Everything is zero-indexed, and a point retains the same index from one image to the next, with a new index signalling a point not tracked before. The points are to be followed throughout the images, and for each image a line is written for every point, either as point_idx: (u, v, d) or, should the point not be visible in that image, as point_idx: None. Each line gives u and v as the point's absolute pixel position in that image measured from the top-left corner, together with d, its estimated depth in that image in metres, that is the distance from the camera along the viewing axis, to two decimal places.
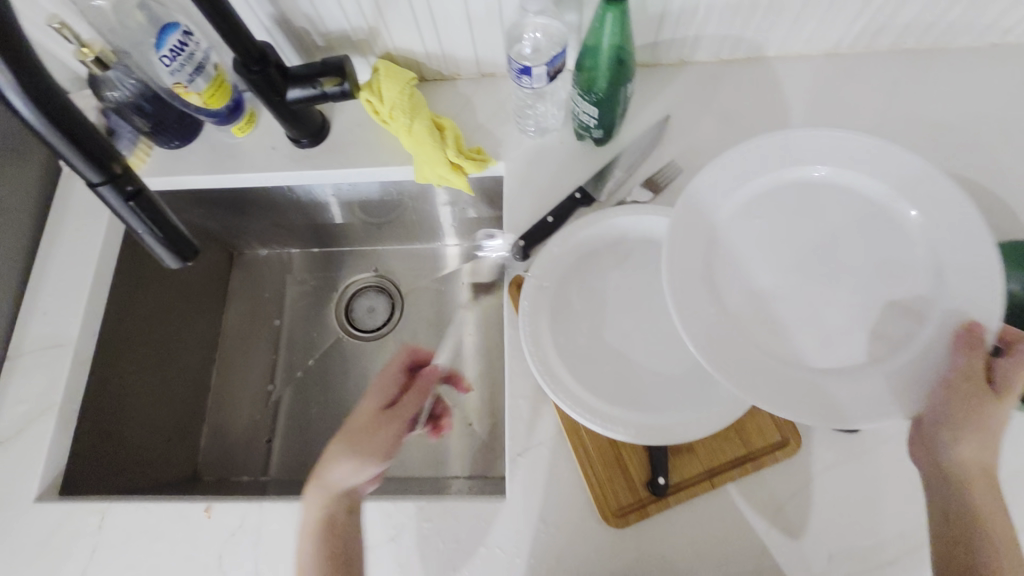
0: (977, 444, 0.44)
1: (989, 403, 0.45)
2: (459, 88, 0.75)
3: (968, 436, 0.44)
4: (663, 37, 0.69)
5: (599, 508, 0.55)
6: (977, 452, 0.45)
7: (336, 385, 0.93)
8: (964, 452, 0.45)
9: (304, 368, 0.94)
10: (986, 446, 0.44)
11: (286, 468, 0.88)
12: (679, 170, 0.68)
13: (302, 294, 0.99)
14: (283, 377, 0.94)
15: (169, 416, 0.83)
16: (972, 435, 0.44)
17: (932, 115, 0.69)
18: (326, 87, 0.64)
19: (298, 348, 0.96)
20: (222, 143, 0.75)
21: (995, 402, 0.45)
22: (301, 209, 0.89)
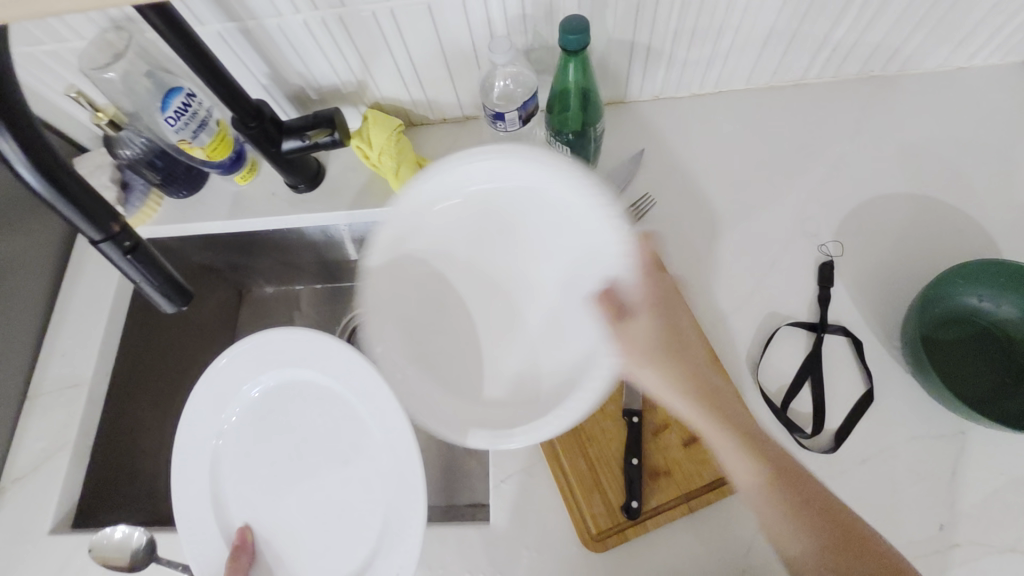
0: (656, 354, 0.50)
1: (627, 327, 0.51)
2: (445, 131, 0.79)
3: (646, 353, 0.50)
4: (633, 76, 0.73)
5: (579, 533, 0.56)
6: (659, 362, 0.50)
7: None
8: (652, 373, 0.50)
9: None
10: (659, 353, 0.50)
11: None
12: (654, 202, 0.71)
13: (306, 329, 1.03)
14: None
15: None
16: (644, 350, 0.50)
17: (902, 138, 0.71)
18: (316, 139, 0.69)
19: None
20: (225, 191, 0.80)
21: (629, 325, 0.51)
22: (303, 249, 0.94)
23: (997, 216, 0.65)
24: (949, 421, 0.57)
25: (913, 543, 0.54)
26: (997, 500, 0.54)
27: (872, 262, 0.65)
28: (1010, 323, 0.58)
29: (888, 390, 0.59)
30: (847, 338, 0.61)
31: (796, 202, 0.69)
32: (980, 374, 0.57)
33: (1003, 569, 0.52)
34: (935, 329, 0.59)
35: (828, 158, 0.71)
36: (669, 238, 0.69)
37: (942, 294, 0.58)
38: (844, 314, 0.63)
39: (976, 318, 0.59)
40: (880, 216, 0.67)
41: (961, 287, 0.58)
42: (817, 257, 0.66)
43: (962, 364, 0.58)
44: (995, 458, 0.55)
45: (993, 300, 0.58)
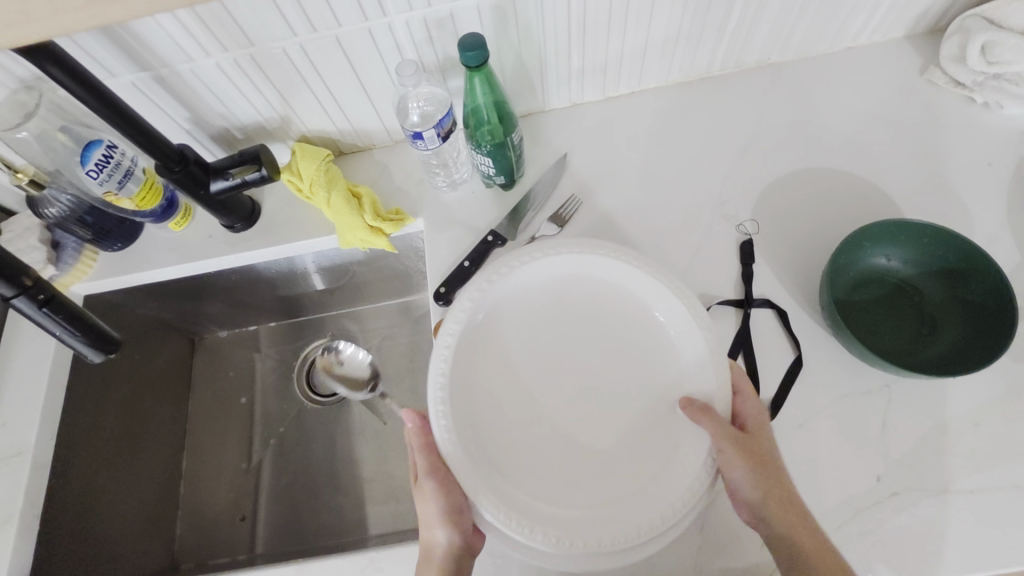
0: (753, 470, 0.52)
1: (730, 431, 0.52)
2: (375, 157, 0.81)
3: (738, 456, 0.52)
4: (548, 86, 0.76)
5: None
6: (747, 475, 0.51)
7: (309, 450, 0.94)
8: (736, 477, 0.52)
9: (277, 436, 0.96)
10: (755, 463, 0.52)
11: (266, 543, 0.89)
12: (581, 202, 0.73)
13: (267, 368, 1.01)
14: (255, 452, 0.95)
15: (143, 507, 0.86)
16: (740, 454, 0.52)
17: (803, 118, 0.75)
18: (243, 176, 0.70)
19: (269, 420, 0.97)
20: (162, 239, 0.80)
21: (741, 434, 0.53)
22: (253, 288, 0.93)
23: (897, 179, 0.70)
24: (873, 376, 0.60)
25: (854, 497, 0.55)
26: (927, 445, 0.57)
27: (788, 236, 0.68)
28: (919, 278, 0.62)
29: (815, 354, 0.62)
30: (773, 311, 0.64)
31: (714, 187, 0.72)
32: (897, 327, 0.61)
33: (939, 511, 0.54)
34: (850, 291, 0.62)
35: (738, 144, 0.75)
36: (599, 235, 0.71)
37: (852, 257, 0.62)
38: (768, 287, 0.66)
39: (886, 276, 0.62)
40: (792, 193, 0.71)
41: (868, 248, 0.62)
42: (737, 237, 0.69)
43: (879, 321, 0.61)
44: (920, 405, 0.58)
45: (899, 258, 0.62)
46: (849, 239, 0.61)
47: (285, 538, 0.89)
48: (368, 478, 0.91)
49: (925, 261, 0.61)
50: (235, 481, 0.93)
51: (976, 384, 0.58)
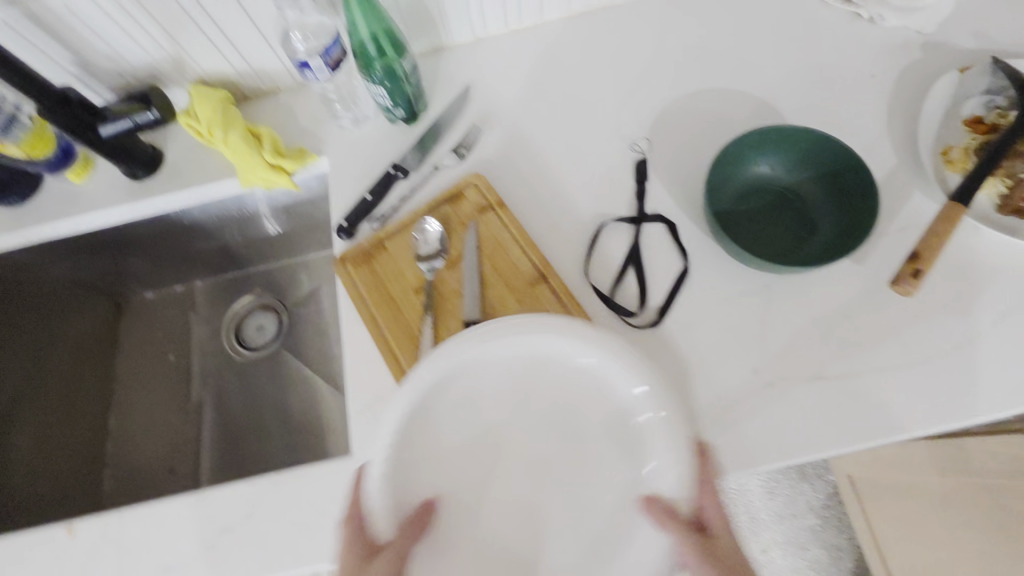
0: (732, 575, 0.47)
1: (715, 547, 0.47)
2: (280, 99, 0.80)
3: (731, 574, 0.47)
4: (449, 18, 0.76)
5: None
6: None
7: (248, 388, 0.96)
8: None
9: (217, 376, 0.98)
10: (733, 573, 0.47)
11: (211, 475, 0.91)
12: (482, 131, 0.74)
13: (201, 319, 1.02)
14: (194, 393, 0.97)
15: (57, 465, 0.86)
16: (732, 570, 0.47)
17: (702, 41, 0.76)
18: (134, 117, 0.69)
19: (210, 361, 0.99)
20: (62, 192, 0.78)
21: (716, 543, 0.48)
22: (166, 245, 0.91)
23: (787, 95, 0.71)
24: (752, 280, 0.62)
25: (730, 389, 0.58)
26: (801, 338, 0.60)
27: (682, 154, 0.69)
28: (802, 184, 0.64)
29: (701, 262, 0.64)
30: (664, 225, 0.66)
31: (611, 110, 0.73)
32: (779, 231, 0.63)
33: (809, 397, 0.57)
34: (736, 201, 0.64)
35: (638, 69, 0.76)
36: (499, 164, 0.72)
37: (736, 169, 0.64)
38: (660, 203, 0.67)
39: (770, 185, 0.64)
40: (687, 112, 0.72)
41: (751, 159, 0.64)
42: (633, 158, 0.70)
43: (762, 228, 0.64)
44: (795, 303, 0.61)
45: (782, 166, 0.64)
46: (731, 150, 0.63)
47: (230, 468, 0.91)
48: (299, 425, 0.91)
49: (806, 167, 0.63)
50: (168, 436, 0.93)
51: (847, 281, 0.61)
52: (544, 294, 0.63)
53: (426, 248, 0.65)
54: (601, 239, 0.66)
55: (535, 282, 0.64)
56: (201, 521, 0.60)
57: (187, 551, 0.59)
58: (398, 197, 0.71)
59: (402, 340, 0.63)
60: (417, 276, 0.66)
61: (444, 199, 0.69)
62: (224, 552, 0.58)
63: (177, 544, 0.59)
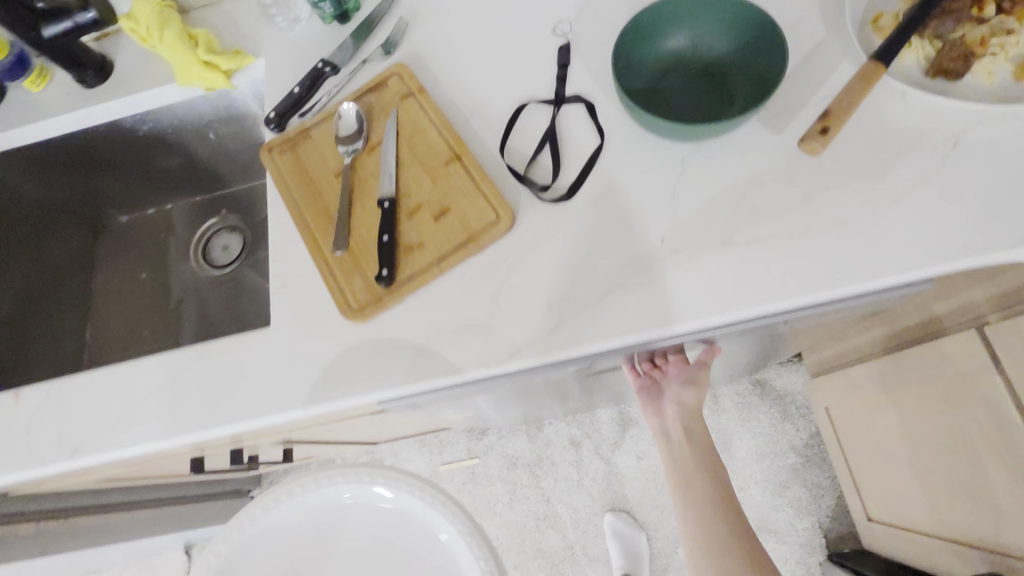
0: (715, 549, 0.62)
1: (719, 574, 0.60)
2: (222, 5, 0.81)
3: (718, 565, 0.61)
4: None
5: (341, 311, 0.60)
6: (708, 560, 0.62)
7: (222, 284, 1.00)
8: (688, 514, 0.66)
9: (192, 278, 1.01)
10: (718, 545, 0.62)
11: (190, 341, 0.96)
12: (409, 25, 0.74)
13: (175, 237, 1.05)
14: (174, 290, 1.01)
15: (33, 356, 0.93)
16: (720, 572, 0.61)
17: None
18: (74, 19, 0.71)
19: (183, 271, 1.02)
20: (22, 102, 0.82)
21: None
22: (130, 161, 0.94)
23: None
24: (667, 152, 0.61)
25: (636, 257, 0.58)
26: (712, 207, 0.58)
27: (608, 35, 0.68)
28: (722, 56, 0.62)
29: (618, 138, 0.63)
30: (583, 104, 0.64)
31: None
32: (698, 105, 0.62)
33: (713, 262, 0.56)
34: (655, 77, 0.63)
35: None
36: (426, 55, 0.72)
37: (654, 42, 0.62)
38: (582, 83, 0.66)
39: (690, 59, 0.63)
40: None
41: (670, 31, 0.62)
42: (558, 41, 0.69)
43: (681, 102, 0.63)
44: (709, 172, 0.59)
45: (702, 37, 0.62)
46: (648, 21, 0.61)
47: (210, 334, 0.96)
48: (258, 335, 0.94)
49: (726, 37, 0.61)
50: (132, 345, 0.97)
51: (764, 149, 0.59)
52: (456, 171, 0.63)
53: (346, 133, 0.66)
54: (520, 119, 0.65)
55: (449, 160, 0.64)
56: (133, 388, 0.63)
57: (119, 413, 0.63)
58: (329, 92, 0.72)
59: (319, 218, 0.64)
60: (337, 159, 0.67)
61: (367, 88, 0.69)
62: (151, 413, 0.62)
63: (110, 406, 0.63)
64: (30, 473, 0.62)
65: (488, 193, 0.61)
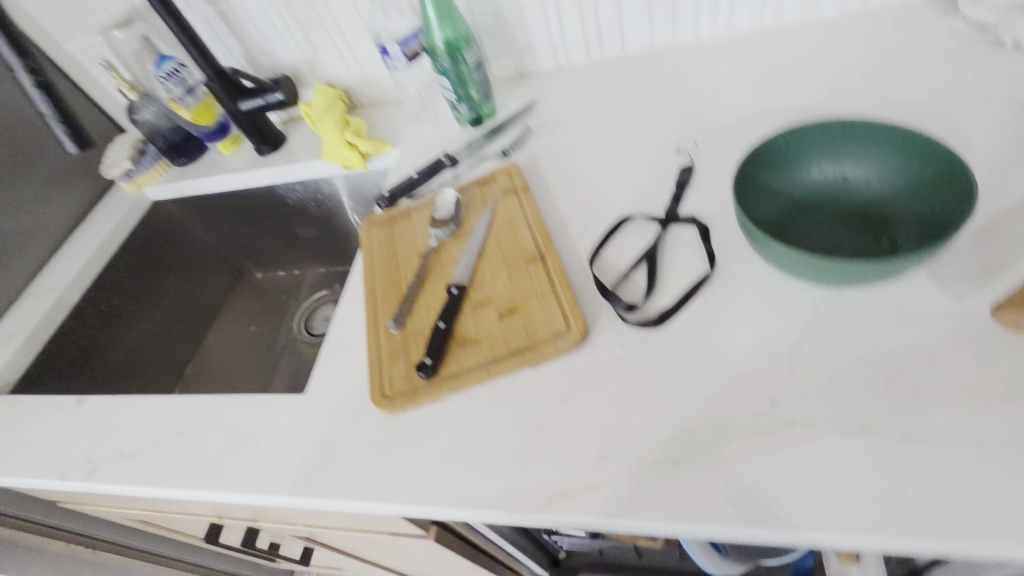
0: None
1: None
2: (384, 107, 0.91)
3: None
4: (535, 40, 0.81)
5: (373, 396, 0.53)
6: None
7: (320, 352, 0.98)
8: None
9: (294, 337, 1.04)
10: None
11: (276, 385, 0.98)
12: (532, 133, 0.74)
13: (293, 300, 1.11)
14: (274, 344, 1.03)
15: (157, 365, 0.98)
16: None
17: (791, 66, 0.69)
18: (266, 96, 0.84)
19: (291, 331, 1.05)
20: (213, 161, 0.97)
21: None
22: (277, 225, 1.04)
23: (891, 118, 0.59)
24: (799, 294, 0.47)
25: (737, 417, 0.43)
26: (851, 375, 0.42)
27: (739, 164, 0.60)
28: (890, 199, 0.49)
29: (733, 268, 0.51)
30: (697, 228, 0.55)
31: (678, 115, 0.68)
32: (846, 249, 0.49)
33: (852, 452, 0.39)
34: (795, 210, 0.52)
35: (709, 89, 0.70)
36: (540, 161, 0.69)
37: (798, 165, 0.51)
38: (699, 207, 0.57)
39: (842, 198, 0.51)
40: (759, 125, 0.64)
41: (821, 158, 0.51)
42: (679, 162, 0.62)
43: (824, 240, 0.50)
44: (859, 327, 0.43)
45: (862, 173, 0.50)
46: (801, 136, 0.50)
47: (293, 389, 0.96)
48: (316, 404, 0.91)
49: (902, 179, 0.49)
50: (236, 371, 1.00)
51: (947, 317, 0.42)
52: (536, 271, 0.56)
53: (441, 220, 0.65)
54: (620, 235, 0.58)
55: (531, 259, 0.57)
56: (166, 424, 0.60)
57: (143, 445, 0.60)
58: (439, 183, 0.73)
59: (387, 290, 0.61)
60: (425, 240, 0.64)
61: (476, 182, 0.69)
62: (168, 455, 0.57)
63: (138, 437, 0.60)
64: (47, 480, 0.61)
65: (564, 299, 0.53)
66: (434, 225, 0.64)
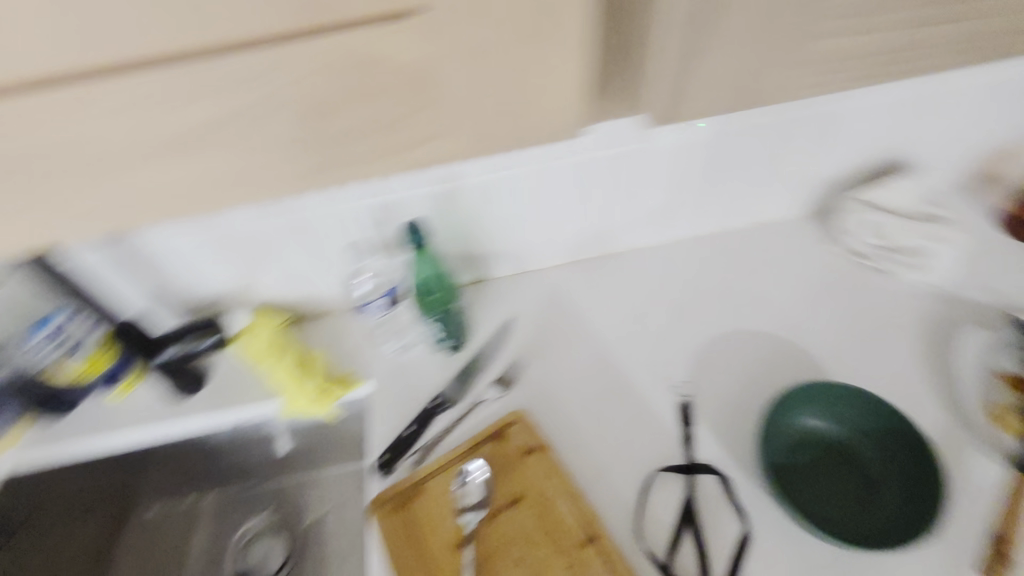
0: None
1: None
2: (329, 323, 0.81)
3: None
4: (499, 254, 0.81)
5: None
6: None
7: None
8: None
9: None
10: None
11: None
12: (526, 364, 0.76)
13: (201, 541, 0.90)
14: None
15: None
16: None
17: (728, 282, 0.82)
18: (199, 342, 0.75)
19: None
20: (101, 407, 0.76)
21: None
22: (185, 459, 0.84)
23: (818, 342, 0.75)
24: (819, 553, 0.58)
25: None
26: None
27: (727, 400, 0.70)
28: (869, 447, 0.62)
29: (761, 527, 0.60)
30: (716, 475, 0.63)
31: (655, 343, 0.76)
32: (841, 490, 0.60)
33: None
34: (799, 449, 0.63)
35: (669, 308, 0.80)
36: (542, 402, 0.72)
37: (801, 411, 0.64)
38: (709, 454, 0.65)
39: (833, 441, 0.63)
40: (723, 349, 0.75)
41: (820, 408, 0.64)
42: (674, 401, 0.70)
43: (823, 479, 0.61)
44: None
45: (849, 426, 0.63)
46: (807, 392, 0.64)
47: None
48: None
49: (879, 437, 0.62)
50: None
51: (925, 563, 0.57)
52: (593, 557, 0.57)
53: (469, 495, 0.63)
54: (653, 494, 0.63)
55: (582, 541, 0.58)
56: None
57: None
58: (438, 429, 0.70)
59: None
60: (456, 523, 0.61)
61: (487, 436, 0.67)
62: None
63: None
64: None
65: None
66: (464, 505, 0.62)
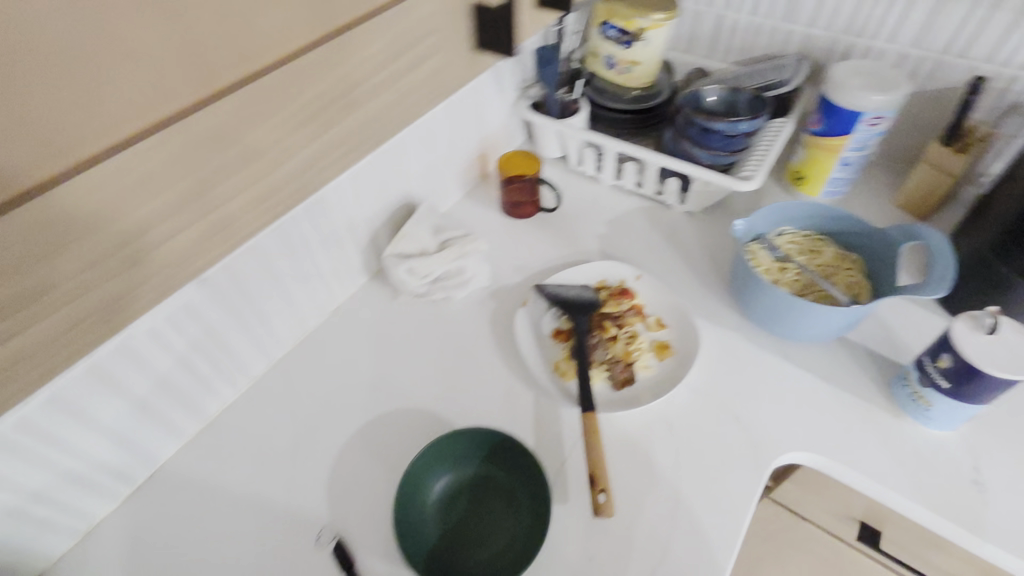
0: None
1: None
2: None
3: None
4: (44, 537, 0.64)
5: None
6: None
7: None
8: None
9: None
10: None
11: None
12: None
13: None
14: None
15: None
16: None
17: (328, 390, 0.81)
18: None
19: None
20: None
21: None
22: None
23: (423, 396, 0.80)
24: None
25: None
26: None
27: (372, 508, 0.70)
28: (489, 467, 0.69)
29: None
30: None
31: (280, 500, 0.72)
32: (490, 520, 0.67)
33: None
34: (445, 513, 0.67)
35: (283, 454, 0.75)
36: None
37: (425, 484, 0.67)
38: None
39: (466, 484, 0.69)
40: (350, 460, 0.74)
41: (436, 469, 0.68)
42: (324, 547, 0.68)
43: (475, 522, 0.67)
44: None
45: (466, 464, 0.69)
46: (415, 471, 0.66)
47: None
48: None
49: (489, 455, 0.69)
50: None
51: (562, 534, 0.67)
52: None
53: None
54: None
55: None
56: None
57: None
58: None
59: None
60: None
61: None
62: None
63: None
64: None
65: None
66: None
